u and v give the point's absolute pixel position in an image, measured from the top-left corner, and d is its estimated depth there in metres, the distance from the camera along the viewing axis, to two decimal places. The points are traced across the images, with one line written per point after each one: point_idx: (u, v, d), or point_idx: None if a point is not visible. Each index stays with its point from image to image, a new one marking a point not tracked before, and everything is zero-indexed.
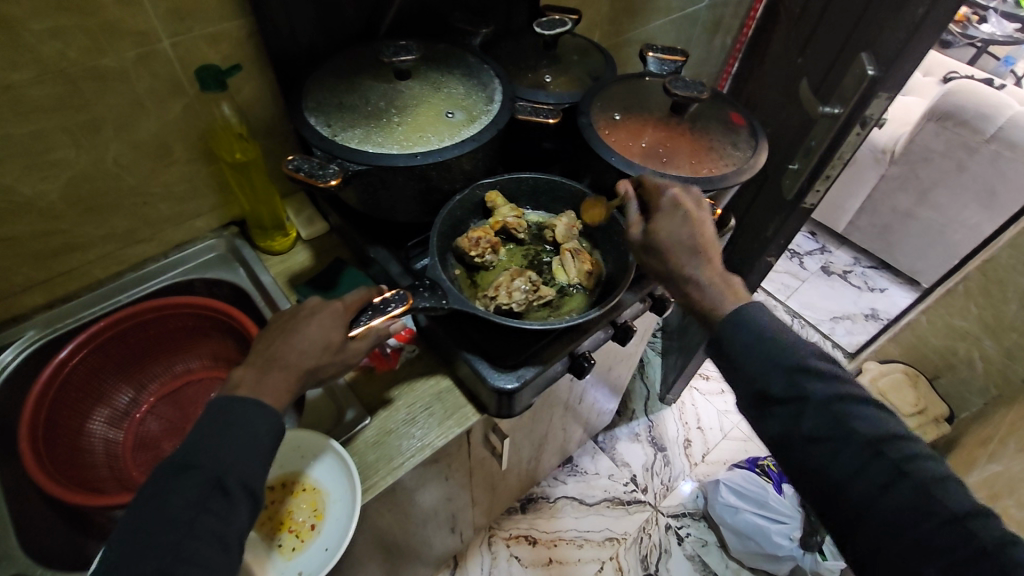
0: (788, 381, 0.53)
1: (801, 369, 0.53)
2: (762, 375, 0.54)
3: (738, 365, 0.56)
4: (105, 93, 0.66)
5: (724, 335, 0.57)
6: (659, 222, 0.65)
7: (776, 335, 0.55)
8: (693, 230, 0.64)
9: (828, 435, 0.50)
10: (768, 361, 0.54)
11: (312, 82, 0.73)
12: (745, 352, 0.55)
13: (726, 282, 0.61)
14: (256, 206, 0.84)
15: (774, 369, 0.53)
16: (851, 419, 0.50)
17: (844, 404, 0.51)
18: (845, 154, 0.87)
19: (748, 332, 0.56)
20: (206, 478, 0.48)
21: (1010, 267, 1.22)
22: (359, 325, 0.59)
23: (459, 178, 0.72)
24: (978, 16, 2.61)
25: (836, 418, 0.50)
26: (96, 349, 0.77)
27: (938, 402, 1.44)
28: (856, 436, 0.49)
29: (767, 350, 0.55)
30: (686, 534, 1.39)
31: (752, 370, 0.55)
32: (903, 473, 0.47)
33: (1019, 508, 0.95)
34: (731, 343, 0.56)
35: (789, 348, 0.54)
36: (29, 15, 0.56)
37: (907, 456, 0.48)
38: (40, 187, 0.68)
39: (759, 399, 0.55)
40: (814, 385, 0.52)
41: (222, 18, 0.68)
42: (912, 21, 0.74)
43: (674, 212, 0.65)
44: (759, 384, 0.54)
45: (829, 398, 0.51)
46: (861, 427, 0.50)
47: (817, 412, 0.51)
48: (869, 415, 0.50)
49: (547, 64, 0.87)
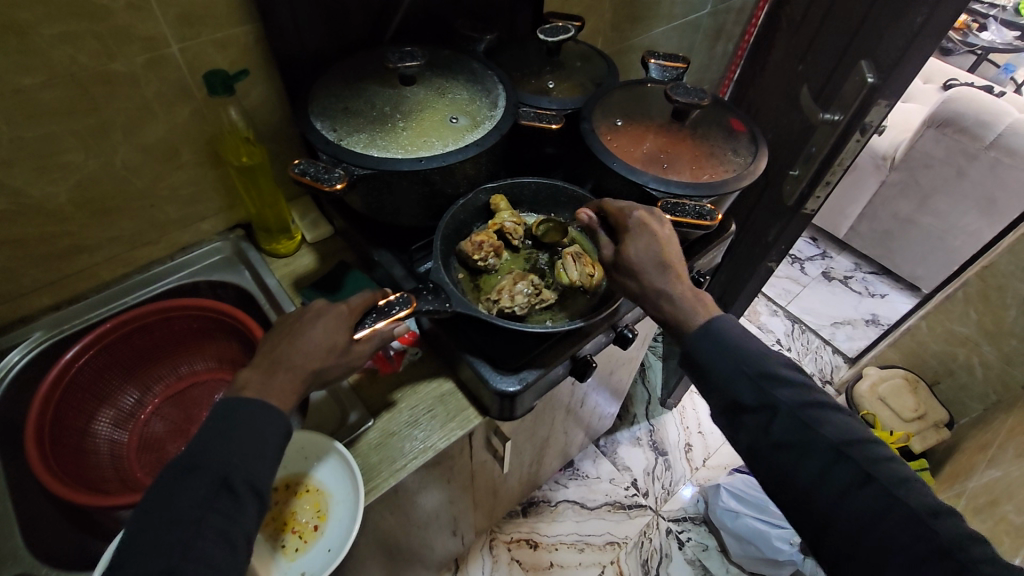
0: (759, 391, 0.56)
1: (769, 379, 0.57)
2: (734, 389, 0.57)
3: (712, 378, 0.59)
4: (115, 97, 0.67)
5: (695, 349, 0.60)
6: (625, 248, 0.65)
7: (749, 347, 0.59)
8: (662, 250, 0.64)
9: (800, 442, 0.54)
10: (740, 372, 0.57)
11: (319, 86, 0.74)
12: (717, 363, 0.58)
13: (697, 297, 0.62)
14: (262, 210, 0.84)
15: (746, 380, 0.57)
16: (819, 426, 0.54)
17: (810, 411, 0.55)
18: (846, 159, 0.88)
19: (719, 344, 0.59)
20: (213, 478, 0.48)
21: (1009, 273, 1.23)
22: (364, 328, 0.60)
23: (463, 183, 0.73)
24: (979, 23, 2.64)
25: (805, 424, 0.55)
26: (101, 351, 0.78)
27: (937, 407, 1.44)
28: (824, 441, 0.54)
29: (739, 361, 0.58)
30: (687, 539, 1.39)
31: (727, 382, 0.58)
32: (868, 475, 0.52)
33: (1019, 513, 0.94)
34: (703, 354, 0.59)
35: (758, 358, 0.58)
36: (39, 20, 0.57)
37: (872, 459, 0.53)
38: (50, 190, 0.69)
39: (731, 410, 0.58)
40: (780, 392, 0.56)
41: (230, 24, 0.69)
42: (911, 30, 0.75)
43: (643, 233, 0.65)
44: (731, 395, 0.58)
45: (797, 406, 0.55)
46: (828, 433, 0.54)
47: (789, 421, 0.55)
48: (833, 420, 0.55)
49: (550, 70, 0.88)
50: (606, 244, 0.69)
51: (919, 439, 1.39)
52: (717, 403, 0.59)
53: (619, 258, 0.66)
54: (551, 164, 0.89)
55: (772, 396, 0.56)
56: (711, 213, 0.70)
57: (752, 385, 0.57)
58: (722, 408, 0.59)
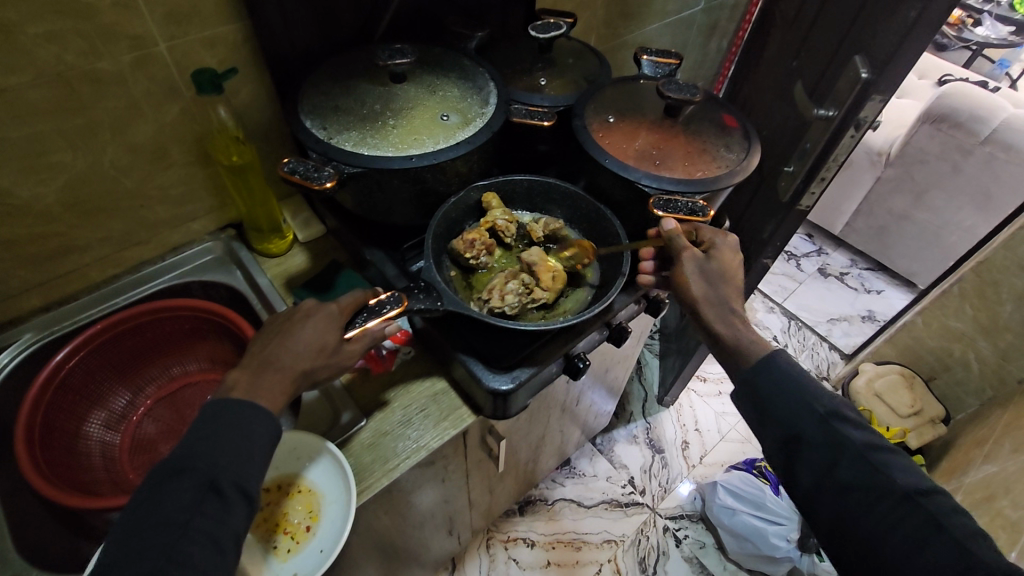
0: (825, 429, 0.58)
1: (835, 418, 0.58)
2: (800, 423, 0.59)
3: (775, 411, 0.60)
4: (103, 97, 0.66)
5: (757, 381, 0.62)
6: (716, 261, 0.70)
7: (813, 386, 0.60)
8: (738, 275, 0.71)
9: (867, 483, 0.54)
10: (805, 408, 0.59)
11: (307, 84, 0.73)
12: (783, 397, 0.60)
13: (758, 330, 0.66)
14: (252, 209, 0.84)
15: (812, 417, 0.58)
16: (888, 470, 0.55)
17: (878, 454, 0.56)
18: (841, 155, 0.87)
19: (784, 380, 0.61)
20: (200, 481, 0.48)
21: (1004, 268, 1.23)
22: (355, 327, 0.59)
23: (454, 181, 0.72)
24: (973, 19, 2.63)
25: (873, 467, 0.55)
26: (92, 353, 0.77)
27: (934, 403, 1.44)
28: (893, 486, 0.54)
29: (805, 397, 0.60)
30: (684, 536, 1.39)
31: (791, 418, 0.59)
32: (939, 524, 0.51)
33: (1014, 508, 0.94)
34: (768, 388, 0.61)
35: (824, 397, 0.59)
36: (24, 19, 0.57)
37: (942, 509, 0.52)
38: (38, 190, 0.68)
39: (793, 447, 0.59)
40: (847, 432, 0.57)
41: (218, 22, 0.69)
42: (904, 24, 0.74)
43: (730, 254, 0.71)
44: (795, 429, 0.59)
45: (864, 448, 0.56)
46: (897, 477, 0.54)
47: (855, 462, 0.56)
48: (901, 467, 0.55)
49: (542, 67, 0.87)
50: (692, 248, 0.69)
51: (915, 435, 1.40)
52: (776, 436, 0.60)
53: (707, 268, 0.69)
54: (544, 161, 0.89)
55: (840, 435, 0.57)
56: (704, 209, 0.69)
57: (819, 422, 0.58)
58: (781, 442, 0.60)
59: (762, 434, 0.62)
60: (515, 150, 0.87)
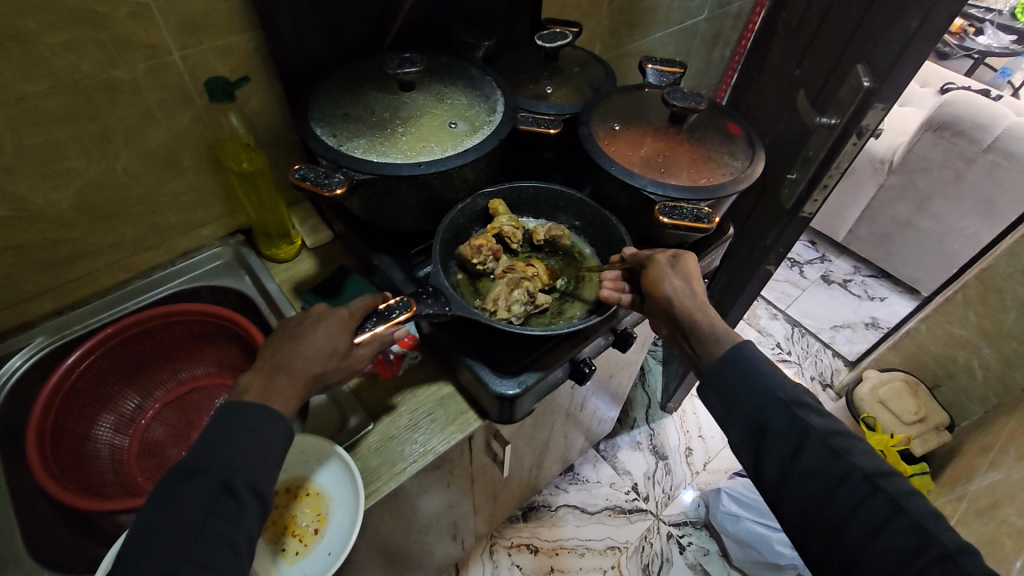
0: (791, 418, 0.58)
1: (797, 405, 0.58)
2: (766, 415, 0.59)
3: (742, 403, 0.60)
4: (117, 105, 0.67)
5: (724, 374, 0.62)
6: (686, 262, 0.69)
7: (775, 377, 0.60)
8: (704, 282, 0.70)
9: (832, 472, 0.55)
10: (770, 397, 0.59)
11: (318, 92, 0.74)
12: (747, 388, 0.60)
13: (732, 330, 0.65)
14: (262, 215, 0.85)
15: (778, 406, 0.59)
16: (851, 455, 0.55)
17: (841, 441, 0.56)
18: (844, 163, 0.88)
19: (750, 371, 0.61)
20: (215, 482, 0.49)
21: (1007, 275, 1.23)
22: (365, 331, 0.60)
23: (461, 187, 0.73)
24: (975, 28, 2.67)
25: (835, 453, 0.55)
26: (102, 357, 0.78)
27: (939, 411, 1.43)
28: (855, 471, 0.54)
29: (770, 387, 0.60)
30: (688, 543, 1.38)
31: (757, 407, 0.59)
32: (899, 507, 0.52)
33: (1020, 516, 0.94)
34: (733, 379, 0.61)
35: (787, 387, 0.60)
36: (43, 28, 0.58)
37: (901, 492, 0.53)
38: (52, 196, 0.69)
39: (760, 436, 0.59)
40: (811, 419, 0.57)
41: (231, 31, 0.70)
42: (906, 34, 0.75)
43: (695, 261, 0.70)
44: (762, 421, 0.59)
45: (828, 435, 0.56)
46: (859, 462, 0.55)
47: (820, 451, 0.56)
48: (862, 451, 0.56)
49: (548, 76, 0.89)
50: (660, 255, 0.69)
51: (919, 441, 1.38)
52: (744, 429, 0.60)
53: (679, 267, 0.68)
54: (549, 168, 0.90)
55: (805, 425, 0.57)
56: (708, 216, 0.70)
57: (785, 414, 0.58)
58: (749, 436, 0.60)
59: (731, 428, 0.62)
60: (520, 158, 0.88)
